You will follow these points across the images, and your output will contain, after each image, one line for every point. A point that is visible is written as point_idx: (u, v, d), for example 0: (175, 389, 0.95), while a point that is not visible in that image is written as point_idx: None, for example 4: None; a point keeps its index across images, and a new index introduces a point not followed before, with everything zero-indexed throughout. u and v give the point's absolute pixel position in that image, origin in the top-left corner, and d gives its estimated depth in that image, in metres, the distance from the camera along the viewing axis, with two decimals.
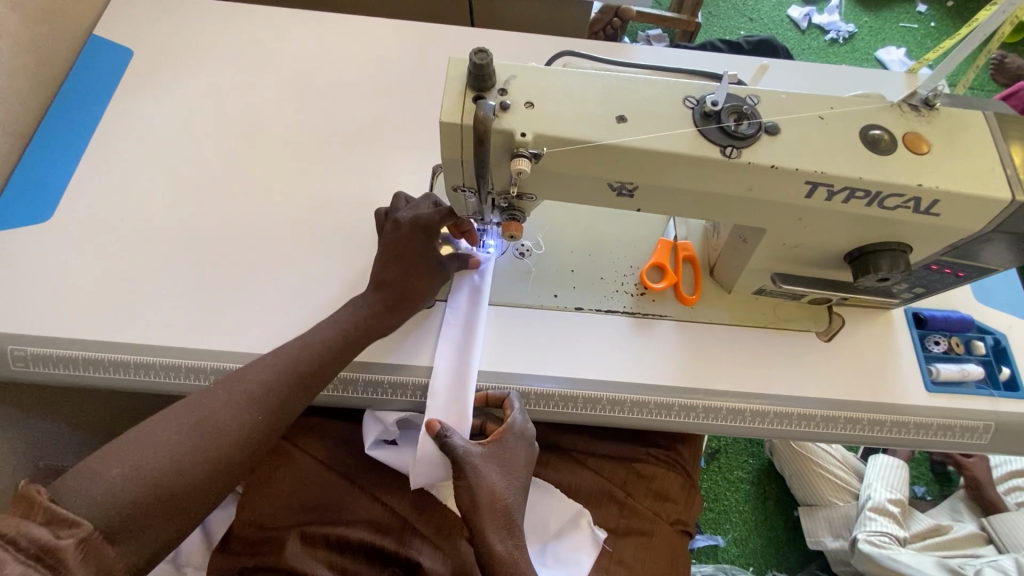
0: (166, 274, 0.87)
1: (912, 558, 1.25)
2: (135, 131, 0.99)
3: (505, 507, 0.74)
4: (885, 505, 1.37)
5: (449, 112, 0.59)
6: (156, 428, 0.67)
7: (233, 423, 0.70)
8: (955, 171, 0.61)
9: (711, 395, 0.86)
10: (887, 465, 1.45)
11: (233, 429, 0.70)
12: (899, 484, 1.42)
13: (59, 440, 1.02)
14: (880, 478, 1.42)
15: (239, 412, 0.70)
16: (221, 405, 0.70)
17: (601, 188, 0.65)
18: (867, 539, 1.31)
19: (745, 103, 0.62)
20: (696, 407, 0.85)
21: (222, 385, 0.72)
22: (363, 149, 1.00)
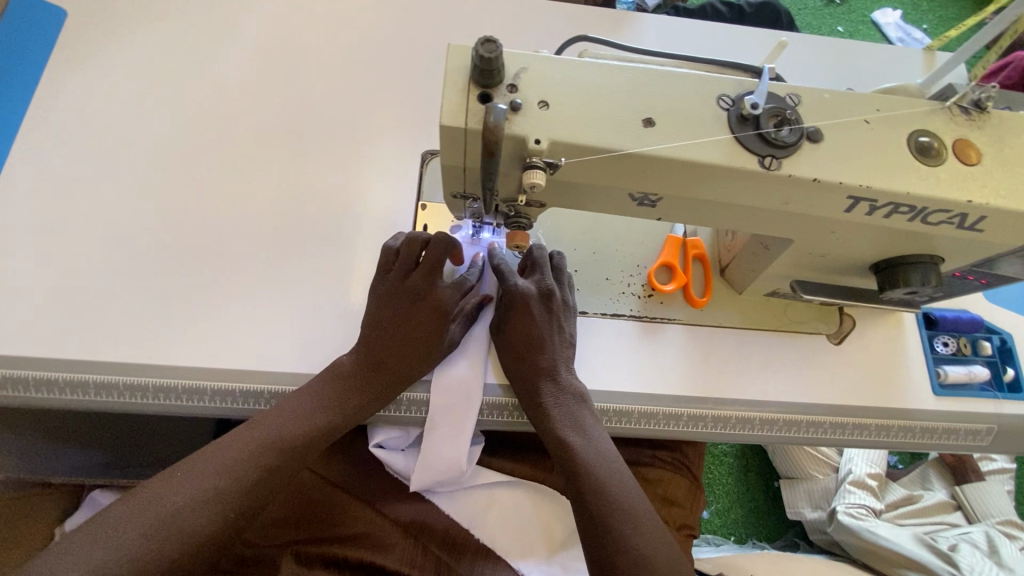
0: (125, 279, 0.77)
1: (888, 531, 1.28)
2: (78, 110, 0.87)
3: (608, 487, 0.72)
4: (864, 479, 1.39)
5: (452, 113, 0.50)
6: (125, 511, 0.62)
7: (225, 493, 0.66)
8: (1007, 185, 0.56)
9: (721, 401, 0.82)
10: None
11: (226, 497, 0.66)
12: (879, 460, 1.43)
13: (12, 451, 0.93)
14: (862, 453, 1.44)
15: (231, 479, 0.67)
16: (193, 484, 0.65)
17: (620, 198, 0.58)
18: (846, 511, 1.32)
19: (785, 104, 0.55)
20: (706, 414, 0.81)
21: (194, 465, 0.67)
22: (342, 133, 0.90)
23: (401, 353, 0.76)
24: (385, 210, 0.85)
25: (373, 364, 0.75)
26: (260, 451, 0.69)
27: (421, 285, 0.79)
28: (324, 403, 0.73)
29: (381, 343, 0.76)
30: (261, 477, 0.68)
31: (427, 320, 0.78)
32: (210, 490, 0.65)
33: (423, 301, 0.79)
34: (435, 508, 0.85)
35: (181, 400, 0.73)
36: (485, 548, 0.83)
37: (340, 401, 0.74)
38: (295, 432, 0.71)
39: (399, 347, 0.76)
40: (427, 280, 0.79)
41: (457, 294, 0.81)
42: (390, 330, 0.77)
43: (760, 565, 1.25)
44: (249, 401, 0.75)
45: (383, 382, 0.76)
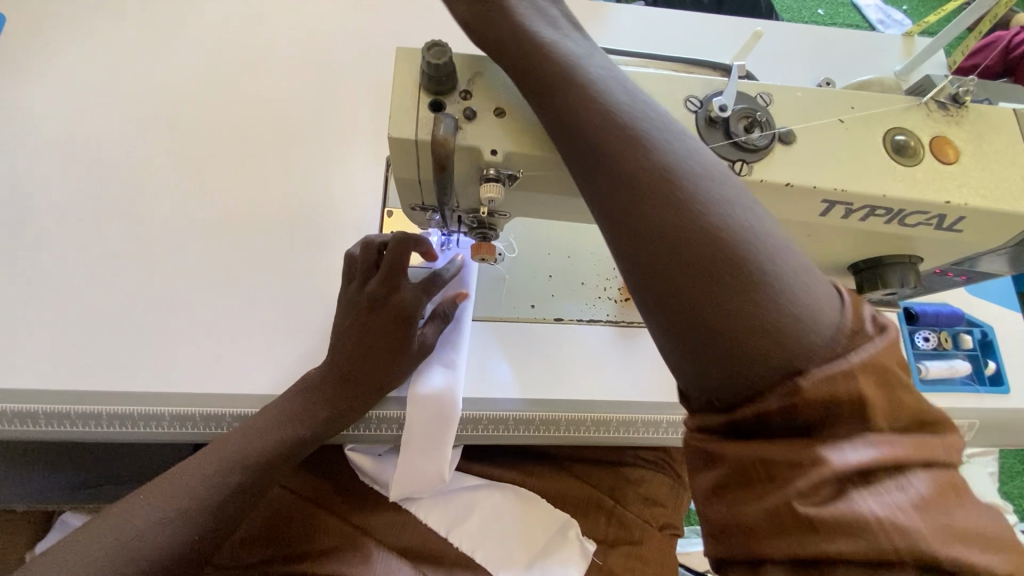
0: (71, 300, 0.73)
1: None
2: (19, 122, 0.82)
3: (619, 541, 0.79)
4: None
5: (400, 125, 0.47)
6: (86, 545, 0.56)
7: (200, 505, 0.61)
8: (985, 184, 0.54)
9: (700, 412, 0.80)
10: None
11: (201, 510, 0.61)
12: None
13: None
14: None
15: (205, 493, 0.62)
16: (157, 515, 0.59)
17: (588, 207, 0.55)
18: None
19: (757, 105, 0.52)
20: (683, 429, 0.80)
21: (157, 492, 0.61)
22: (303, 138, 0.86)
23: (369, 361, 0.71)
24: (349, 218, 0.81)
25: (342, 374, 0.71)
26: (234, 466, 0.65)
27: (382, 291, 0.72)
28: (296, 417, 0.69)
29: (343, 355, 0.71)
30: (238, 491, 0.64)
31: (392, 327, 0.72)
32: (181, 504, 0.61)
33: (385, 310, 0.72)
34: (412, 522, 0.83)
35: (139, 427, 0.70)
36: (464, 559, 0.82)
37: (310, 416, 0.70)
38: (270, 443, 0.67)
39: (366, 356, 0.71)
40: (385, 287, 0.72)
41: (423, 297, 0.73)
42: (356, 341, 0.71)
43: None
44: (211, 426, 0.71)
45: (357, 391, 0.71)
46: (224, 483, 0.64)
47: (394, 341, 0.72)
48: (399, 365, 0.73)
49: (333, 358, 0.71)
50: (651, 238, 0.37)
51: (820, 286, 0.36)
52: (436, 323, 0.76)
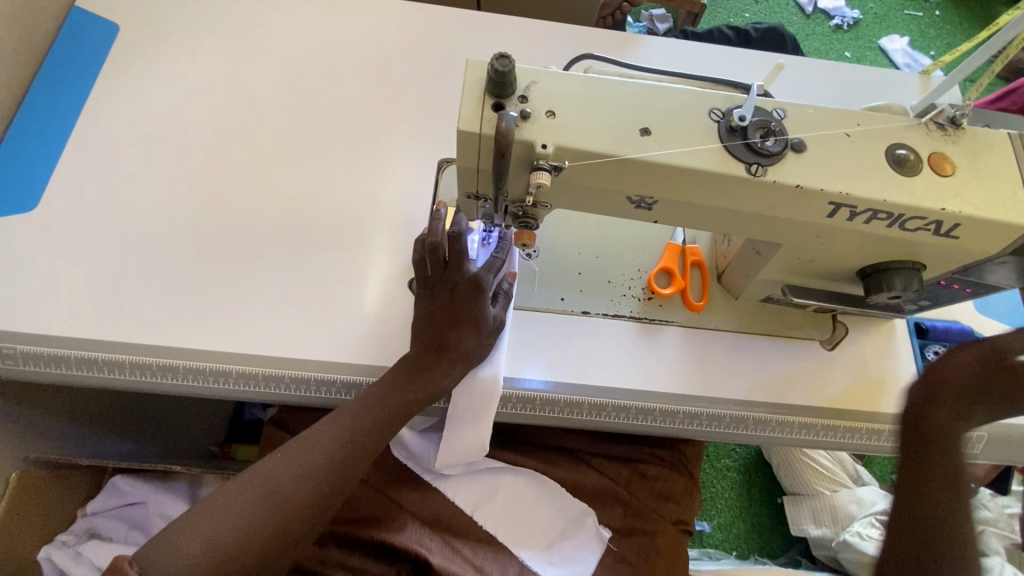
0: (160, 268, 0.83)
1: None
2: (124, 115, 0.94)
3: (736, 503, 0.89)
4: (893, 519, 1.36)
5: (468, 120, 0.56)
6: (233, 495, 0.68)
7: (291, 503, 0.68)
8: (978, 195, 0.61)
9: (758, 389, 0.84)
10: None
11: (291, 502, 0.68)
12: None
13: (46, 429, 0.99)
14: None
15: (292, 491, 0.69)
16: (290, 476, 0.69)
17: (619, 201, 0.63)
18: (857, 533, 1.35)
19: (771, 118, 0.60)
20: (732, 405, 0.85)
21: (288, 452, 0.71)
22: (365, 141, 0.96)
23: (451, 341, 0.78)
24: (402, 212, 0.91)
25: (423, 361, 0.77)
26: (323, 461, 0.71)
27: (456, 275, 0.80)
28: (377, 412, 0.75)
29: (427, 335, 0.79)
30: (324, 485, 0.70)
31: (470, 302, 0.80)
32: (278, 500, 0.68)
33: (460, 290, 0.80)
34: (439, 494, 0.88)
35: (211, 382, 0.79)
36: (485, 534, 0.86)
37: (413, 384, 0.76)
38: (355, 438, 0.73)
39: (448, 334, 0.78)
40: (458, 272, 0.80)
41: (491, 274, 0.81)
42: (445, 319, 0.79)
43: None
44: (271, 385, 0.80)
45: (438, 375, 0.78)
46: (315, 478, 0.70)
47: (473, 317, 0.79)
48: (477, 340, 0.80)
49: (422, 335, 0.79)
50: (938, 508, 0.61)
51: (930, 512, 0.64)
52: (501, 298, 0.84)
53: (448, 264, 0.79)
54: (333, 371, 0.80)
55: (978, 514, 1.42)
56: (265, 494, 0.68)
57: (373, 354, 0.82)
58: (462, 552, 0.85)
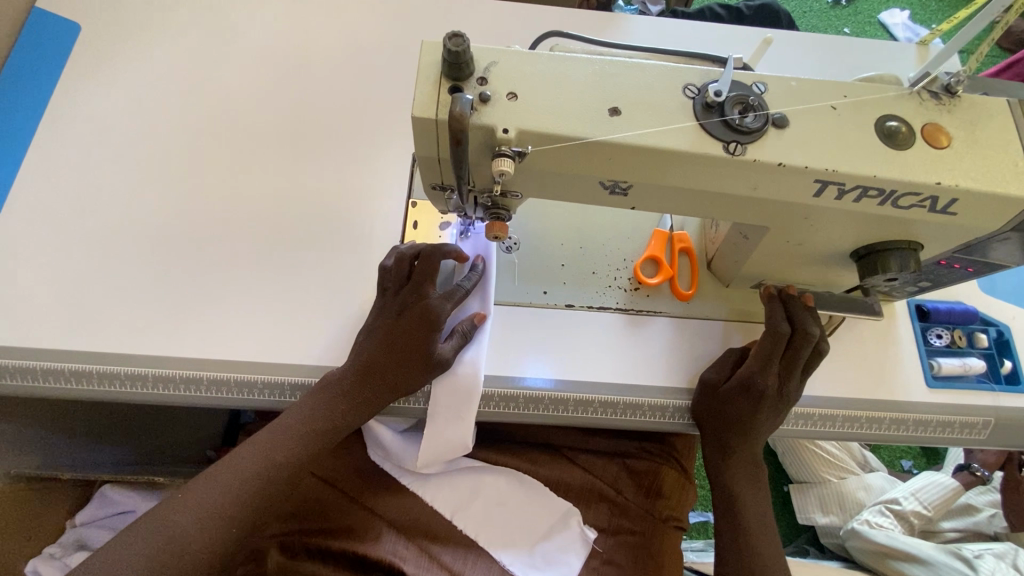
0: (126, 274, 0.81)
1: (913, 541, 1.24)
2: (88, 116, 0.91)
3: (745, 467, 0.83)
4: (904, 509, 1.31)
5: (423, 105, 0.52)
6: (126, 545, 0.64)
7: (220, 515, 0.66)
8: (976, 168, 0.56)
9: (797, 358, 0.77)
10: (939, 485, 1.35)
11: (218, 515, 0.66)
12: (937, 503, 1.33)
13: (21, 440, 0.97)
14: (918, 491, 1.34)
15: (221, 503, 0.67)
16: (190, 519, 0.65)
17: (592, 187, 0.59)
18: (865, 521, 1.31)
19: (751, 92, 0.56)
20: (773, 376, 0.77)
21: (188, 497, 0.67)
22: (337, 135, 0.92)
23: (389, 358, 0.74)
24: (376, 207, 0.88)
25: (359, 371, 0.74)
26: (253, 470, 0.69)
27: (412, 297, 0.77)
28: (312, 419, 0.73)
29: (367, 352, 0.75)
30: (253, 492, 0.69)
31: (415, 325, 0.75)
32: (206, 514, 0.66)
33: (411, 311, 0.76)
34: (423, 498, 0.86)
35: (180, 390, 0.76)
36: (468, 539, 0.84)
37: (330, 414, 0.73)
38: (288, 446, 0.71)
39: (387, 352, 0.74)
40: (416, 293, 0.76)
41: (447, 304, 0.77)
42: (380, 344, 0.75)
43: None
44: (243, 392, 0.77)
45: (377, 385, 0.74)
46: (220, 521, 0.66)
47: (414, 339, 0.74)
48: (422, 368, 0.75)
49: (354, 360, 0.75)
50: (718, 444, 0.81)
51: None
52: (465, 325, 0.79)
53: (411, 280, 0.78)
54: (307, 374, 0.78)
55: (989, 497, 1.37)
56: (195, 509, 0.66)
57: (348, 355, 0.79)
58: (442, 557, 0.82)
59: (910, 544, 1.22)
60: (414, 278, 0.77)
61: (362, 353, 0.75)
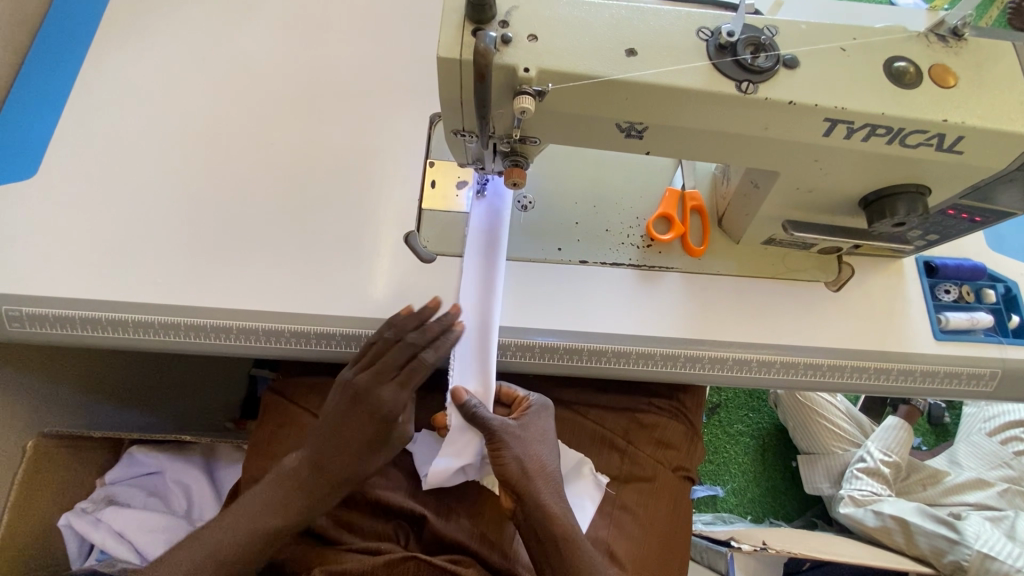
0: (156, 230, 0.84)
1: (894, 508, 1.24)
2: (116, 81, 0.94)
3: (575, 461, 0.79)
4: (874, 466, 1.33)
5: (447, 47, 0.55)
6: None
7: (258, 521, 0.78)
8: (983, 106, 0.58)
9: (550, 452, 0.79)
10: (887, 428, 1.37)
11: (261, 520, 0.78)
12: (898, 448, 1.35)
13: (31, 391, 1.00)
14: (876, 441, 1.36)
15: (257, 503, 0.79)
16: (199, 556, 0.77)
17: (609, 130, 0.62)
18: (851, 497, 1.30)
19: (763, 34, 0.58)
20: (509, 448, 0.76)
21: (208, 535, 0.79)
22: (356, 99, 0.95)
23: (371, 421, 0.76)
24: (396, 167, 0.90)
25: (344, 428, 0.77)
26: (276, 484, 0.79)
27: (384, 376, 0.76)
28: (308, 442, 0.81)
29: (349, 412, 0.77)
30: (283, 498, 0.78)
31: (394, 404, 0.76)
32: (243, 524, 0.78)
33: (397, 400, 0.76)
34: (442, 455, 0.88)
35: (210, 338, 0.80)
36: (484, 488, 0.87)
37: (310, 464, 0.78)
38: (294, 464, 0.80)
39: (366, 417, 0.76)
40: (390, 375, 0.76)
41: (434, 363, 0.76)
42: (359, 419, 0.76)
43: (774, 535, 1.24)
44: (269, 340, 0.80)
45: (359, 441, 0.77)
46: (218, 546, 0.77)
47: (394, 412, 0.76)
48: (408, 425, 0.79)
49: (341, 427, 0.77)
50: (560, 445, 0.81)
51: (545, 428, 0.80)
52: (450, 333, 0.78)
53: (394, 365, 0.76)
54: (332, 324, 0.81)
55: (1000, 473, 1.32)
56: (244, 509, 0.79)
57: (371, 306, 0.82)
58: (458, 506, 0.86)
59: (896, 515, 1.21)
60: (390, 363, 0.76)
61: (354, 363, 0.78)
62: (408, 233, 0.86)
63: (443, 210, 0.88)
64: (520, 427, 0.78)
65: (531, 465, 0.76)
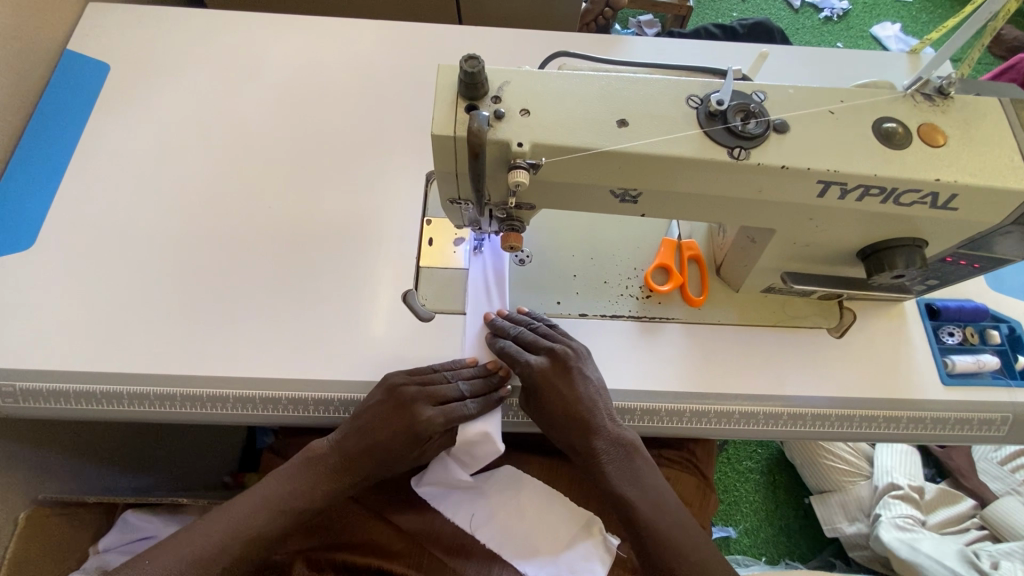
0: (153, 298, 0.84)
1: (933, 545, 1.15)
2: (116, 150, 0.95)
3: (623, 440, 0.76)
4: (905, 490, 1.26)
5: (441, 124, 0.56)
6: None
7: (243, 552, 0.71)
8: (975, 163, 0.59)
9: (601, 432, 0.76)
10: (902, 452, 1.34)
11: (248, 554, 0.72)
12: (916, 470, 1.31)
13: (23, 460, 0.97)
14: (898, 466, 1.31)
15: (244, 530, 0.72)
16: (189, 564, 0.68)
17: (604, 196, 0.62)
18: (892, 522, 1.21)
19: (751, 101, 0.59)
20: (552, 427, 0.78)
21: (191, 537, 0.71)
22: (354, 160, 0.96)
23: (403, 447, 0.75)
24: (393, 226, 0.91)
25: (374, 452, 0.75)
26: (274, 514, 0.73)
27: (423, 394, 0.76)
28: (320, 463, 0.76)
29: (383, 435, 0.75)
30: (280, 530, 0.73)
31: (432, 430, 0.75)
32: (228, 546, 0.70)
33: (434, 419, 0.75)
34: (441, 517, 0.85)
35: (206, 407, 0.78)
36: (489, 553, 0.83)
37: (314, 489, 0.75)
38: (298, 490, 0.75)
39: (403, 443, 0.75)
40: (427, 391, 0.76)
41: (463, 385, 0.77)
42: (390, 438, 0.75)
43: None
44: (267, 408, 0.79)
45: (379, 466, 0.76)
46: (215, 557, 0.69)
47: (427, 435, 0.75)
48: (423, 454, 0.79)
49: (367, 440, 0.75)
50: (612, 425, 0.77)
51: (593, 408, 0.76)
52: (469, 369, 0.79)
53: (431, 383, 0.77)
54: (331, 390, 0.80)
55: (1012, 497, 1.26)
56: (225, 528, 0.71)
57: (370, 369, 0.81)
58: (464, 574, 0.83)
59: (933, 556, 1.11)
60: (430, 381, 0.77)
61: (405, 373, 0.77)
62: (407, 292, 0.86)
63: (441, 267, 0.88)
64: (561, 407, 0.76)
65: (576, 443, 0.76)
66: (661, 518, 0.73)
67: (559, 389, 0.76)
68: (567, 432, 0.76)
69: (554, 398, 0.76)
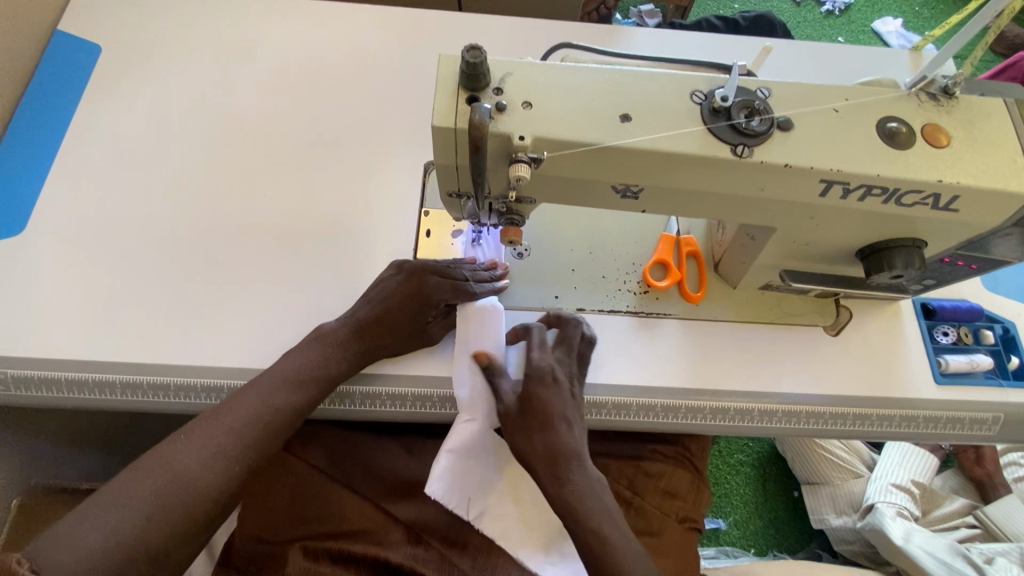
0: (147, 285, 0.83)
1: (925, 539, 1.17)
2: (107, 134, 0.93)
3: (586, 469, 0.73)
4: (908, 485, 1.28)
5: (442, 116, 0.55)
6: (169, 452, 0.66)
7: (270, 427, 0.71)
8: (977, 166, 0.58)
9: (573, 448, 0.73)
10: (916, 453, 1.34)
11: (275, 429, 0.71)
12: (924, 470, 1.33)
13: (14, 447, 0.96)
14: (902, 464, 1.32)
15: (268, 405, 0.71)
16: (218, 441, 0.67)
17: (605, 191, 0.62)
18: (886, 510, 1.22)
19: (756, 97, 0.59)
20: (523, 428, 0.74)
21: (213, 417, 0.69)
22: (351, 148, 0.95)
23: (413, 312, 0.78)
24: (391, 216, 0.90)
25: (383, 321, 0.77)
26: (293, 388, 0.73)
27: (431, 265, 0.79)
28: (329, 336, 0.77)
29: (394, 302, 0.77)
30: (303, 401, 0.73)
31: (441, 296, 0.79)
32: (259, 420, 0.70)
33: (444, 288, 0.79)
34: (436, 508, 0.86)
35: (200, 397, 0.78)
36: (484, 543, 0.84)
37: (328, 362, 0.75)
38: (313, 362, 0.75)
39: (412, 309, 0.77)
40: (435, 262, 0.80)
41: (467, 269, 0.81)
42: (402, 306, 0.77)
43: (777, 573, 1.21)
44: None
45: (389, 337, 0.78)
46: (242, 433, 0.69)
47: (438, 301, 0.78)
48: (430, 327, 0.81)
49: (378, 308, 0.77)
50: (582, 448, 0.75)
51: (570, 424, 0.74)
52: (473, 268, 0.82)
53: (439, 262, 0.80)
54: None
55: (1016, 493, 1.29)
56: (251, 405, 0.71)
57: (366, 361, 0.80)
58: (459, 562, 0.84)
59: (925, 548, 1.14)
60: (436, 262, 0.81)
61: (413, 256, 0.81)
62: None
63: (438, 259, 0.87)
64: (541, 413, 0.74)
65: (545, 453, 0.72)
66: (633, 568, 0.69)
67: (543, 393, 0.74)
68: (540, 438, 0.73)
69: (547, 406, 0.74)
